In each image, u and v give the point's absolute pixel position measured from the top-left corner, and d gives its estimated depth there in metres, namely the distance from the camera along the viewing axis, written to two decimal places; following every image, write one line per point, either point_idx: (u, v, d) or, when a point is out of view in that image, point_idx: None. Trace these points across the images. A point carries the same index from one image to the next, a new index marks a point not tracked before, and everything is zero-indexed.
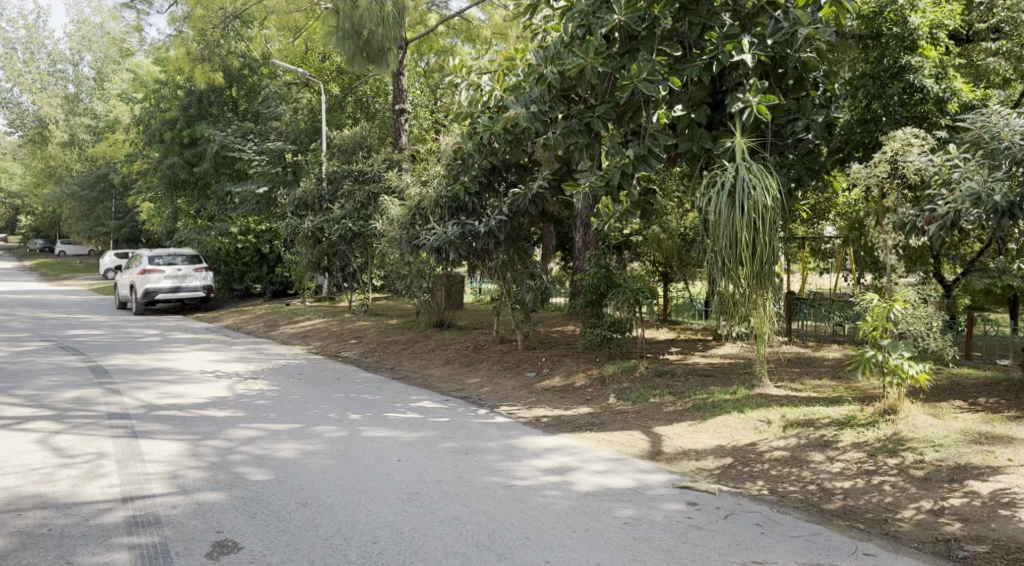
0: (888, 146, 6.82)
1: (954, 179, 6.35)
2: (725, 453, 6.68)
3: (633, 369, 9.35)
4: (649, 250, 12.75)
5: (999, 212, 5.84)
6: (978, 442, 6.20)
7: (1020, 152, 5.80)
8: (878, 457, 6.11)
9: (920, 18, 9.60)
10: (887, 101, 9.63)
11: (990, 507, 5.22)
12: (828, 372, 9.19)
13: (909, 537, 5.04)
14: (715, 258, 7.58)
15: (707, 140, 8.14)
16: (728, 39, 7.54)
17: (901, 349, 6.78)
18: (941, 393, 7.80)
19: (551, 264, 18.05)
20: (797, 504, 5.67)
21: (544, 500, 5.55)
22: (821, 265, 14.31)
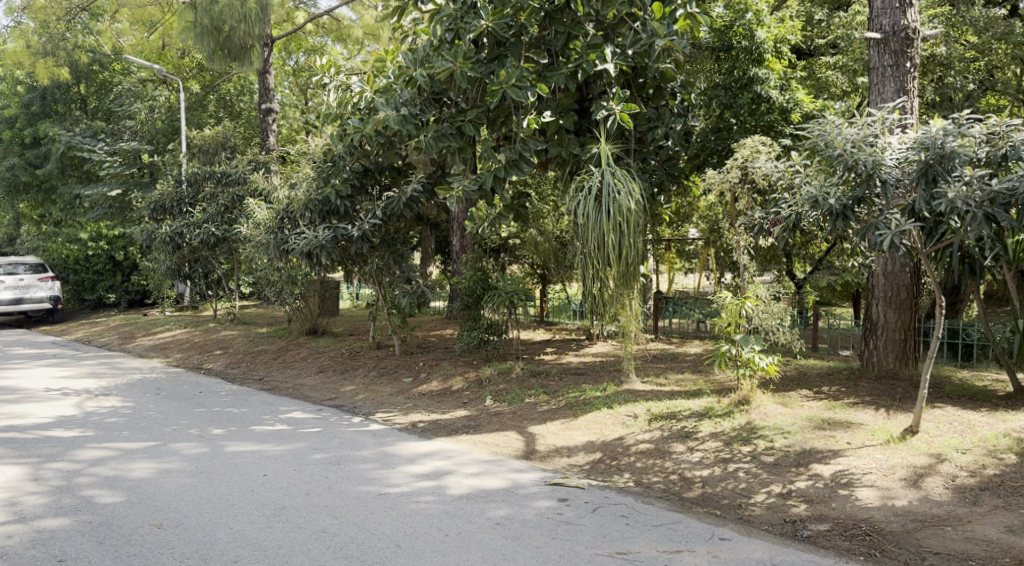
0: (739, 153, 7.60)
1: (796, 183, 6.71)
2: (595, 448, 6.89)
3: (509, 371, 9.46)
4: (528, 253, 13.06)
5: (834, 215, 6.20)
6: (822, 428, 6.68)
7: (852, 159, 6.02)
8: (733, 446, 6.46)
9: (765, 32, 10.19)
10: (737, 111, 10.26)
11: (831, 487, 5.63)
12: (690, 366, 9.68)
13: (760, 521, 5.36)
14: (584, 258, 7.78)
15: (575, 144, 8.33)
16: (592, 48, 7.81)
17: (753, 343, 7.24)
18: (791, 383, 8.34)
19: (429, 268, 17.97)
20: (661, 494, 5.91)
21: (416, 506, 5.51)
22: (686, 266, 14.99)
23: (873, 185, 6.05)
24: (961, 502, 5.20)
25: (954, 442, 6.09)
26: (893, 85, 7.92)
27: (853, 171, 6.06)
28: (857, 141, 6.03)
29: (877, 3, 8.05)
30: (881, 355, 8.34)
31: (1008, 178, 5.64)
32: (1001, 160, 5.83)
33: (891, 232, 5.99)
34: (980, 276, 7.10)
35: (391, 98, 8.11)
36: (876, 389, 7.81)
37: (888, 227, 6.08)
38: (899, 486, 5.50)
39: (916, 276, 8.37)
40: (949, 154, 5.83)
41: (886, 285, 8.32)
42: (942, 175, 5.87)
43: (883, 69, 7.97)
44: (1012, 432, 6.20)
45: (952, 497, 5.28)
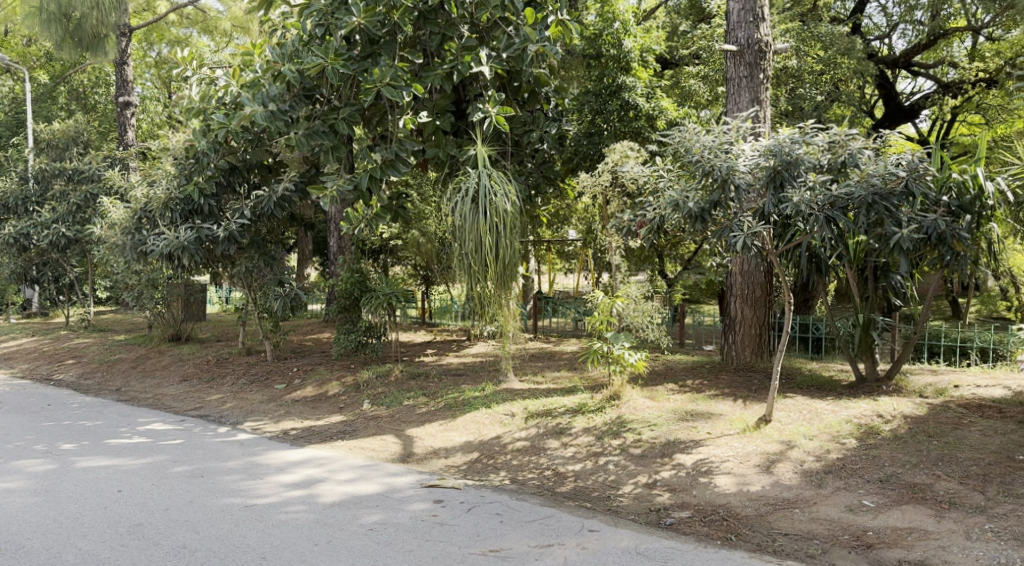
0: (609, 158, 7.83)
1: (660, 187, 6.97)
2: (472, 448, 6.92)
3: (387, 373, 9.36)
4: (410, 255, 12.98)
5: (694, 218, 6.57)
6: (685, 419, 7.01)
7: (709, 165, 6.37)
8: (604, 440, 6.66)
9: (632, 41, 10.57)
10: (607, 117, 10.57)
11: (693, 476, 5.91)
12: (567, 364, 9.90)
13: (627, 511, 5.55)
14: (461, 260, 7.79)
15: (452, 146, 8.28)
16: (467, 51, 7.82)
17: (622, 340, 7.52)
18: (658, 378, 8.71)
19: (306, 271, 17.54)
20: (534, 490, 6.01)
21: (285, 516, 5.35)
22: (565, 266, 15.28)
23: (728, 190, 6.38)
24: (808, 485, 5.56)
25: (804, 430, 6.52)
26: (748, 95, 8.42)
27: (710, 176, 6.41)
28: (713, 148, 6.38)
29: (732, 16, 8.50)
30: (739, 349, 8.87)
31: (845, 184, 6.15)
32: (840, 166, 6.25)
33: (744, 233, 6.40)
34: (826, 273, 7.61)
35: (258, 93, 7.85)
36: (734, 381, 8.27)
37: (742, 229, 6.49)
38: (754, 472, 5.85)
39: (769, 274, 8.93)
40: (795, 161, 6.23)
41: (742, 283, 8.83)
42: (788, 180, 6.28)
43: (739, 80, 8.45)
44: (854, 419, 6.71)
45: (800, 480, 5.64)
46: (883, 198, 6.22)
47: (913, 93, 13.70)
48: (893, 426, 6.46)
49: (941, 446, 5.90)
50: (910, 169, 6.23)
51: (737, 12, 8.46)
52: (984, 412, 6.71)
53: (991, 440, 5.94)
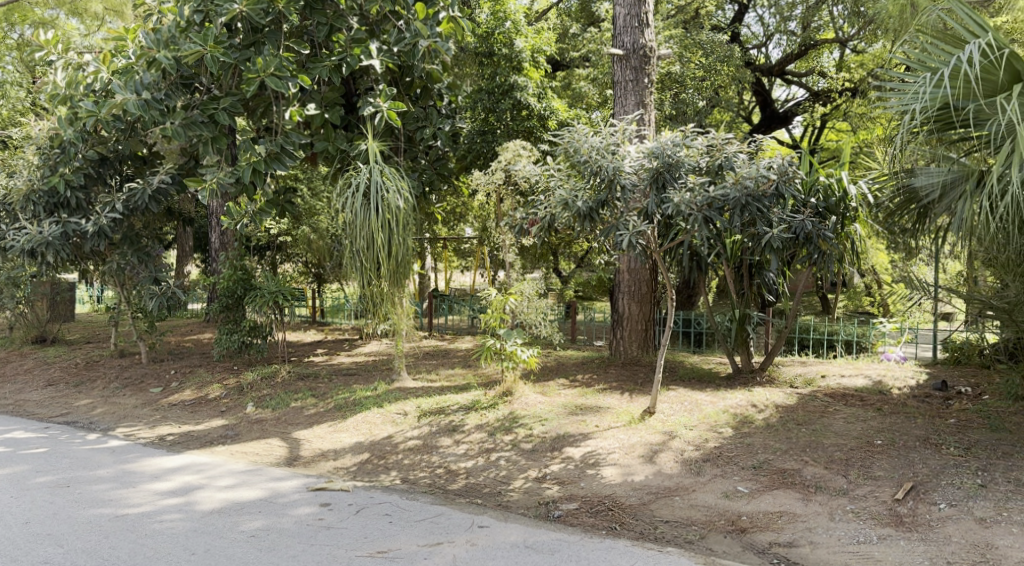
0: (502, 156, 7.81)
1: (550, 186, 7.02)
2: (362, 449, 6.77)
3: (274, 374, 9.07)
4: (300, 251, 12.66)
5: (582, 216, 6.67)
6: (575, 413, 7.15)
7: (597, 165, 6.50)
8: (496, 436, 6.69)
9: (523, 41, 10.69)
10: (500, 116, 10.61)
11: (581, 468, 6.02)
12: (460, 362, 9.89)
13: (517, 505, 5.57)
14: (352, 257, 7.51)
15: (343, 140, 8.02)
16: (355, 43, 7.59)
17: (515, 337, 7.51)
18: (549, 373, 8.86)
19: (187, 268, 16.77)
20: (425, 489, 5.93)
21: (160, 526, 5.10)
22: (461, 264, 15.24)
23: (615, 190, 6.55)
24: (688, 473, 5.79)
25: (685, 421, 6.78)
26: (634, 99, 8.68)
27: (598, 176, 6.56)
28: (601, 149, 6.51)
29: (619, 21, 8.72)
30: (626, 344, 9.16)
31: (723, 187, 6.42)
32: (717, 168, 6.60)
33: (630, 232, 6.58)
34: (705, 270, 8.00)
35: (131, 81, 7.45)
36: (621, 375, 8.52)
37: (627, 227, 6.65)
38: (638, 463, 6.03)
39: (654, 272, 9.23)
40: (676, 163, 6.48)
41: (629, 280, 9.10)
42: (670, 181, 6.51)
43: (626, 83, 8.70)
44: (730, 409, 7.06)
45: (681, 469, 5.86)
46: (756, 199, 6.54)
47: (787, 100, 14.46)
48: (766, 415, 6.82)
49: (809, 433, 6.26)
50: (780, 173, 6.49)
51: (624, 17, 8.67)
52: (847, 400, 7.18)
53: (853, 427, 6.36)
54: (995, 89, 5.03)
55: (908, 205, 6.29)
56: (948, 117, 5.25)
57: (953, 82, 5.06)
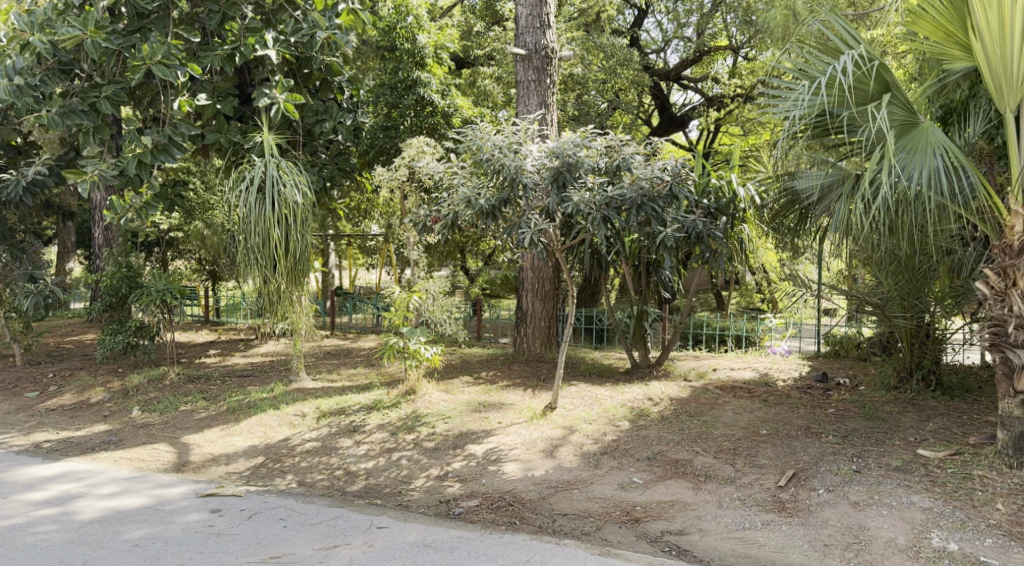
0: (405, 153, 7.65)
1: (453, 183, 6.94)
2: (257, 452, 6.55)
3: (162, 377, 8.68)
4: (194, 247, 12.18)
5: (485, 214, 6.64)
6: (477, 411, 7.16)
7: (500, 163, 6.52)
8: (398, 435, 6.59)
9: (426, 37, 10.63)
10: (403, 111, 10.48)
11: (482, 465, 6.00)
12: (362, 361, 9.74)
13: (417, 505, 5.47)
14: (246, 254, 7.25)
15: (236, 132, 7.70)
16: (250, 32, 7.30)
17: (418, 335, 7.37)
18: (453, 371, 8.84)
19: (70, 266, 15.85)
20: (322, 491, 5.76)
21: (34, 538, 4.80)
22: (367, 262, 15.03)
23: (517, 188, 6.57)
24: (586, 466, 5.90)
25: (584, 415, 6.90)
26: (536, 99, 8.77)
27: (500, 174, 6.58)
28: (503, 147, 6.53)
29: (521, 21, 8.76)
30: (530, 341, 9.27)
31: (620, 187, 6.59)
32: (615, 170, 6.77)
33: (532, 231, 6.58)
34: (605, 268, 8.14)
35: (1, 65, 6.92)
36: (525, 371, 8.62)
37: (530, 226, 6.66)
38: (538, 458, 6.09)
39: (557, 269, 9.36)
40: (576, 163, 6.56)
41: (533, 278, 9.19)
42: (570, 181, 6.61)
43: (528, 83, 8.77)
44: (628, 403, 7.25)
45: (579, 462, 5.96)
46: (650, 200, 6.75)
47: (684, 105, 14.92)
48: (661, 408, 7.03)
49: (701, 425, 6.50)
50: (673, 174, 6.83)
51: (526, 17, 8.72)
52: (737, 392, 7.50)
53: (741, 418, 6.65)
54: (866, 98, 5.38)
55: (791, 206, 6.78)
56: (825, 124, 5.58)
57: (829, 90, 5.39)
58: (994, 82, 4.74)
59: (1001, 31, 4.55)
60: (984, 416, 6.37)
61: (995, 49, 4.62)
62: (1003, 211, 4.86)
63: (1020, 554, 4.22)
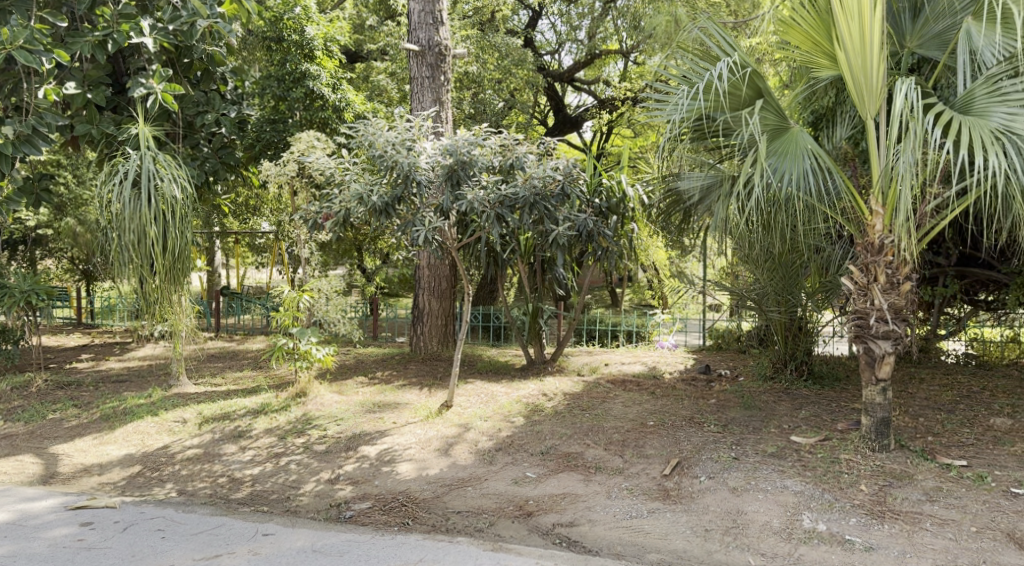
0: (294, 147, 7.19)
1: (343, 179, 6.76)
2: (133, 461, 6.22)
3: (28, 385, 8.14)
4: (67, 244, 11.51)
5: (378, 211, 6.50)
6: (371, 411, 7.06)
7: (394, 159, 6.40)
8: (287, 439, 6.41)
9: (315, 29, 10.36)
10: (291, 105, 10.19)
11: (375, 466, 5.86)
12: (250, 363, 9.42)
13: (306, 509, 5.30)
14: (121, 252, 6.87)
15: (109, 124, 7.29)
16: (124, 19, 6.91)
17: (309, 335, 7.18)
18: (346, 372, 8.69)
19: None
20: (204, 500, 5.51)
21: None
22: (257, 260, 14.59)
23: (411, 185, 6.46)
24: (480, 463, 5.89)
25: (480, 413, 6.93)
26: (430, 95, 8.74)
27: (394, 171, 6.45)
28: (397, 143, 6.41)
29: (414, 16, 8.70)
30: (426, 340, 9.23)
31: (513, 186, 6.68)
32: (509, 168, 6.76)
33: (426, 228, 6.58)
34: (502, 266, 8.12)
35: None
36: (421, 370, 8.58)
37: (424, 223, 6.66)
38: (432, 456, 6.03)
39: (454, 267, 9.34)
40: (470, 161, 6.53)
41: (429, 276, 9.15)
42: (464, 178, 6.58)
43: (422, 80, 8.74)
44: (523, 399, 7.33)
45: (473, 459, 5.95)
46: (543, 199, 6.86)
47: (579, 107, 15.18)
48: (554, 403, 7.16)
49: (592, 418, 6.65)
50: (565, 174, 6.91)
51: (418, 13, 8.66)
52: (626, 386, 7.72)
53: (630, 411, 6.84)
54: (740, 103, 5.65)
55: (675, 206, 7.07)
56: (703, 127, 5.82)
57: (707, 95, 5.61)
58: (855, 90, 5.06)
59: (861, 43, 4.87)
60: (850, 404, 6.82)
61: (856, 60, 4.93)
62: (865, 211, 5.19)
63: (880, 530, 4.52)
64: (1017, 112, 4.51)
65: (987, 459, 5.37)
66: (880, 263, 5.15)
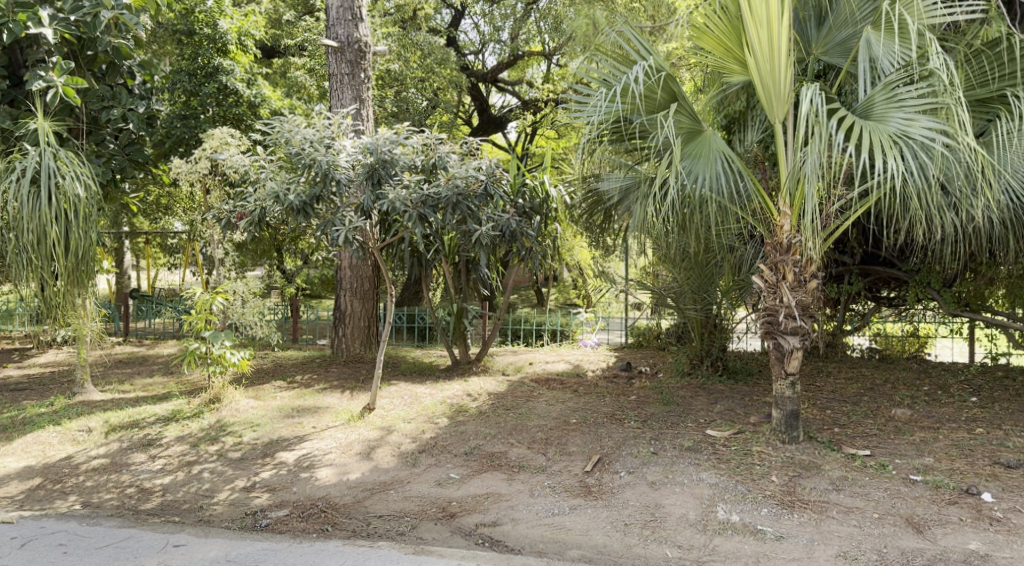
0: (206, 144, 6.91)
1: (258, 177, 6.57)
2: (33, 473, 5.90)
3: None
4: None
5: (295, 211, 6.34)
6: (290, 416, 6.90)
7: (312, 157, 6.24)
8: (200, 447, 6.20)
9: (228, 23, 10.10)
10: (202, 100, 9.85)
11: (293, 473, 5.73)
12: (161, 369, 9.07)
13: (220, 519, 5.13)
14: (18, 253, 6.49)
15: (6, 118, 6.91)
16: (20, 7, 6.54)
17: (222, 339, 6.95)
18: (263, 376, 8.44)
19: None
20: (111, 511, 5.27)
21: None
22: (170, 261, 14.07)
23: (330, 184, 6.32)
24: (402, 466, 5.83)
25: (403, 415, 6.86)
26: (350, 93, 8.61)
27: (311, 169, 6.29)
28: (314, 140, 6.26)
29: (331, 12, 8.53)
30: (348, 342, 9.09)
31: (435, 186, 6.61)
32: (431, 168, 6.76)
33: (346, 228, 6.43)
34: (426, 267, 8.06)
35: None
36: (343, 373, 8.43)
37: (344, 223, 6.49)
38: (353, 461, 5.93)
39: (376, 268, 9.22)
40: (391, 160, 6.49)
41: (351, 277, 9.01)
42: (386, 177, 6.48)
43: (341, 77, 8.59)
44: (447, 399, 7.30)
45: (396, 462, 5.88)
46: (465, 199, 6.78)
47: (503, 107, 15.21)
48: (478, 403, 7.15)
49: (516, 417, 6.68)
50: (487, 174, 6.90)
51: (336, 9, 8.50)
52: (549, 384, 7.78)
53: (553, 409, 6.90)
54: (655, 106, 5.77)
55: (596, 205, 7.33)
56: (620, 130, 5.91)
57: (623, 98, 5.70)
58: (765, 94, 5.23)
59: (770, 48, 5.03)
60: (763, 397, 7.06)
61: (765, 64, 5.10)
62: (774, 212, 5.38)
63: (790, 520, 4.68)
64: (914, 117, 4.74)
65: (889, 448, 5.64)
66: (788, 262, 5.35)
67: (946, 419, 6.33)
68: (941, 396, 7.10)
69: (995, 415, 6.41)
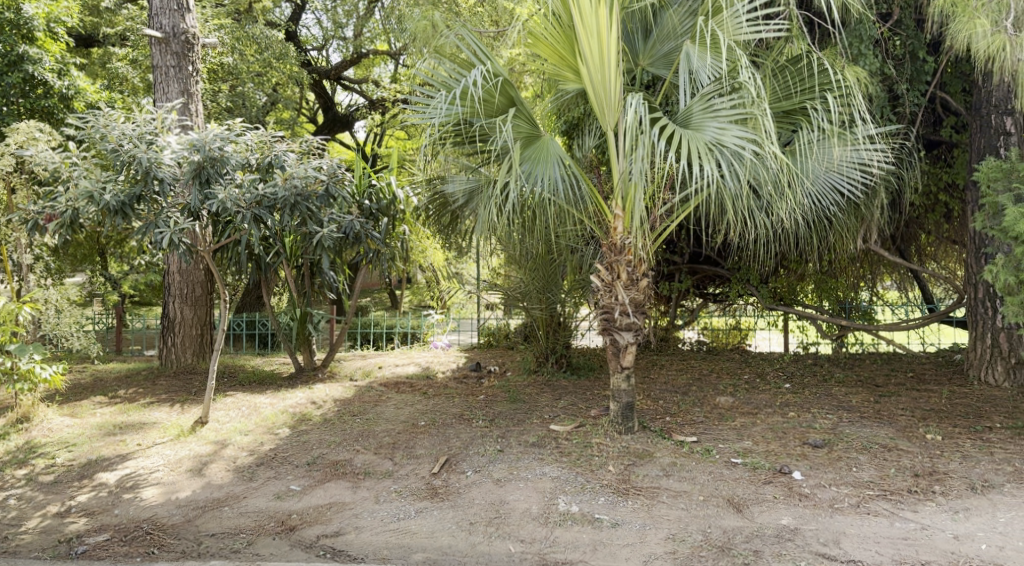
0: (9, 138, 6.28)
1: (71, 176, 6.05)
2: None
3: None
4: None
5: (112, 212, 5.87)
6: (111, 434, 6.42)
7: (132, 154, 5.80)
8: (5, 472, 5.64)
9: (34, 8, 9.26)
10: (4, 90, 8.94)
11: (115, 494, 5.34)
12: None
13: (28, 549, 4.68)
14: None
15: None
16: None
17: (31, 352, 6.33)
18: (82, 392, 7.80)
19: None
20: None
21: None
22: None
23: (151, 183, 5.91)
24: (239, 480, 5.58)
25: (240, 427, 6.57)
26: (176, 87, 8.12)
27: (130, 167, 5.86)
28: (134, 136, 5.84)
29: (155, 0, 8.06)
30: (179, 352, 8.57)
31: (270, 185, 6.39)
32: (267, 167, 6.47)
33: (170, 230, 6.06)
34: (265, 270, 7.72)
35: None
36: (172, 386, 7.92)
37: (168, 225, 6.13)
38: (184, 478, 5.61)
39: (208, 273, 8.78)
40: (221, 159, 6.10)
41: (180, 282, 8.53)
42: (215, 177, 6.14)
43: (167, 69, 8.11)
44: (289, 408, 7.06)
45: (231, 477, 5.61)
46: (305, 199, 6.60)
47: (350, 106, 14.92)
48: (323, 410, 6.98)
49: (362, 423, 6.57)
50: (329, 174, 6.79)
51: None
52: (398, 388, 7.71)
53: (401, 412, 6.85)
54: (494, 110, 5.86)
55: (443, 207, 7.26)
56: (461, 132, 5.97)
57: (462, 101, 5.76)
58: (596, 102, 5.47)
59: (600, 58, 5.24)
60: (602, 391, 7.36)
61: (596, 73, 5.31)
62: (608, 214, 5.60)
63: (624, 507, 4.91)
64: (727, 126, 5.09)
65: (714, 434, 6.05)
66: (622, 261, 5.59)
67: (763, 405, 6.86)
68: (760, 384, 7.71)
69: (805, 399, 7.03)
